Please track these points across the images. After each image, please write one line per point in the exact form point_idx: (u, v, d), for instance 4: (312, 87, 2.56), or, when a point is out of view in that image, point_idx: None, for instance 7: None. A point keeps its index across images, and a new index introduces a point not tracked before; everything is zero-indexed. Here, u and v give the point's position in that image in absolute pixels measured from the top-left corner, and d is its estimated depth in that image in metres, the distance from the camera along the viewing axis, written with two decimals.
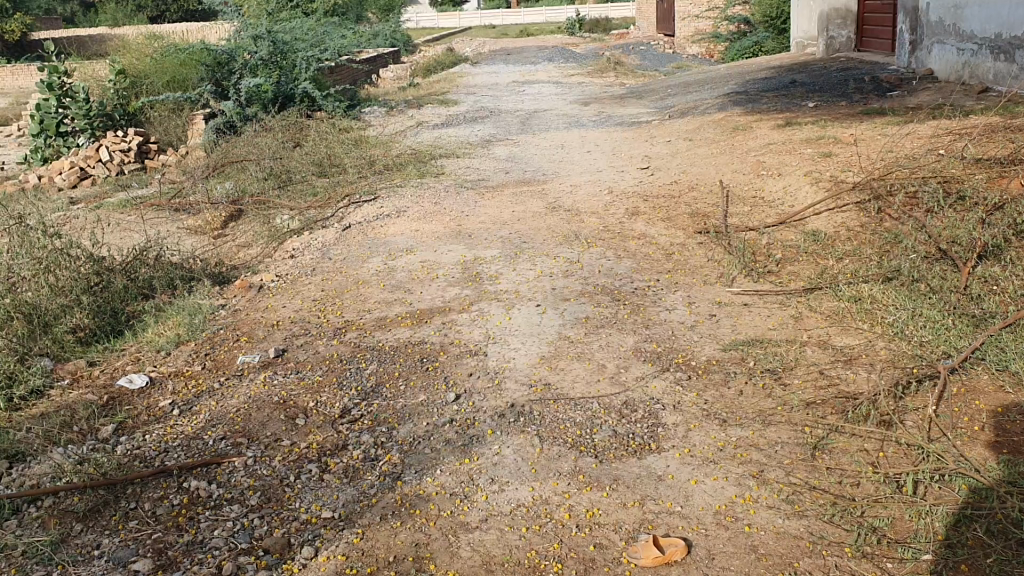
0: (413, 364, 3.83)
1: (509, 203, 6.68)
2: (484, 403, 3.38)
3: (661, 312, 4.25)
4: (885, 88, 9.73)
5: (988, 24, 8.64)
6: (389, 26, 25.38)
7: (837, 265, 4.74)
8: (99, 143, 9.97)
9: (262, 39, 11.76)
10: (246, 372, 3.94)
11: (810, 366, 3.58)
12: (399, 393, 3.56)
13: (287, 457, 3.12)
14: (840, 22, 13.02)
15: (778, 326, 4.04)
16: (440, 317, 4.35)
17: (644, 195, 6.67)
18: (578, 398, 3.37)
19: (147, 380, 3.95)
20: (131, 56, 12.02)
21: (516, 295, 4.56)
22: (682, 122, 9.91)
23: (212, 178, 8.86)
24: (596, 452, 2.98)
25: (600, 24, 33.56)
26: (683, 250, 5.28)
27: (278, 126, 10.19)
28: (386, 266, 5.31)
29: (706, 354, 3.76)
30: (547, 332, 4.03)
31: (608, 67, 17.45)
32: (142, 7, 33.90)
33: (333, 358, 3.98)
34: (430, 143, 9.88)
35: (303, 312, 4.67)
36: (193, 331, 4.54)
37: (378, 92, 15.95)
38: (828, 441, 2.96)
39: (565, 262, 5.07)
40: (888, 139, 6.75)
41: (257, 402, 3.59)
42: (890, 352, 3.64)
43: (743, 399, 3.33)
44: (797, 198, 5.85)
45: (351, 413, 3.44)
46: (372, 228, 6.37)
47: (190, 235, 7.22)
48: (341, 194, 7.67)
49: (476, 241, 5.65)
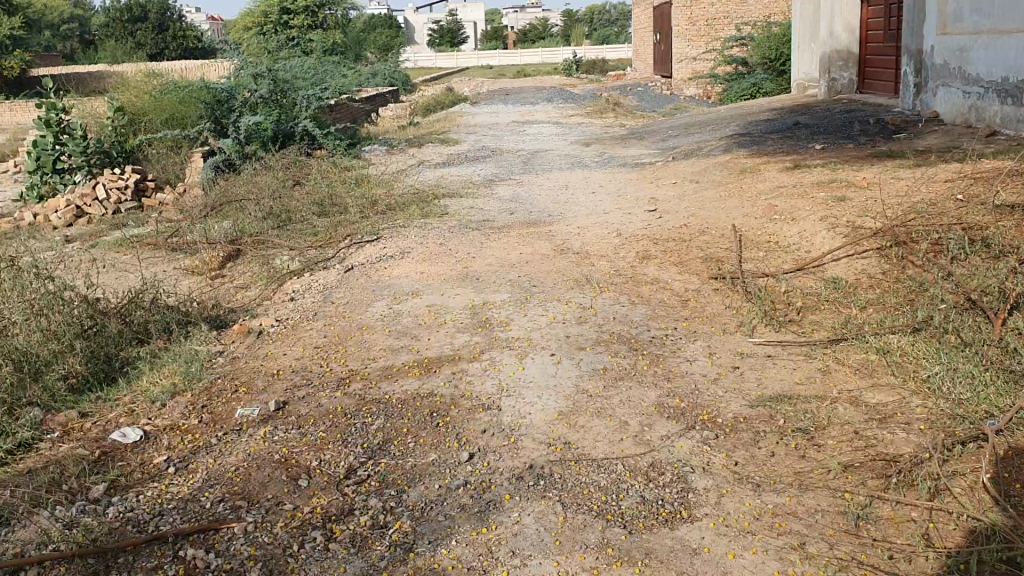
0: (423, 419, 3.62)
1: (516, 245, 6.51)
2: (501, 464, 3.18)
3: (681, 364, 4.05)
4: (891, 131, 9.62)
5: (995, 68, 8.54)
6: (389, 65, 25.42)
7: (861, 314, 4.55)
8: (97, 181, 9.88)
9: (263, 78, 11.60)
10: (246, 427, 3.72)
11: (845, 426, 3.38)
12: (409, 452, 3.36)
13: (290, 524, 2.91)
14: (842, 64, 12.89)
15: (805, 380, 3.85)
16: (450, 367, 4.15)
17: (654, 238, 6.51)
18: (601, 458, 3.17)
19: (141, 434, 3.74)
20: (131, 93, 11.92)
21: (528, 343, 4.36)
22: (687, 163, 9.78)
23: (210, 217, 8.69)
24: (623, 522, 2.77)
25: (598, 65, 33.77)
26: (699, 297, 5.10)
27: (279, 164, 10.04)
28: (391, 310, 5.12)
29: (733, 410, 3.56)
30: (563, 384, 3.83)
31: (607, 108, 17.39)
32: (141, 45, 34.02)
33: (338, 412, 3.77)
34: (432, 182, 9.74)
35: (305, 360, 4.46)
36: (189, 381, 4.33)
37: (379, 130, 15.88)
38: (871, 509, 2.77)
39: (578, 307, 4.89)
40: (903, 183, 6.60)
41: (257, 460, 3.38)
42: (928, 409, 3.45)
43: (776, 461, 3.13)
44: (814, 243, 5.69)
45: (357, 474, 3.23)
46: (375, 270, 6.18)
47: (188, 276, 7.04)
48: (342, 235, 7.51)
49: (484, 285, 5.46)
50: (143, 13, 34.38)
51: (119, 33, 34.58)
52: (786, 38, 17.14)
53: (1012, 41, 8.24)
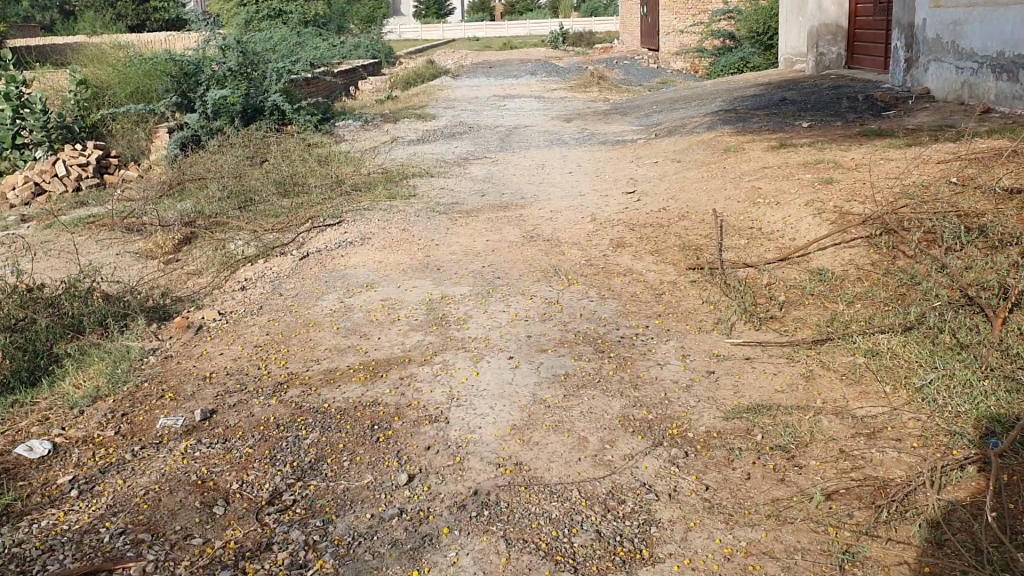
0: (362, 432, 3.26)
1: (484, 230, 6.15)
2: (443, 489, 2.82)
3: (650, 369, 3.68)
4: (880, 108, 9.26)
5: (989, 42, 8.18)
6: (371, 37, 24.80)
7: (849, 311, 4.21)
8: (56, 157, 9.37)
9: (230, 50, 11.10)
10: (165, 440, 3.35)
11: (829, 443, 3.03)
12: (342, 473, 2.99)
13: (195, 562, 2.54)
14: (831, 38, 12.48)
15: (787, 388, 3.49)
16: (398, 370, 3.79)
17: (630, 223, 6.15)
18: (555, 484, 2.81)
19: (50, 447, 3.35)
20: (95, 65, 11.45)
21: (485, 344, 3.99)
22: (670, 141, 9.39)
23: (167, 198, 8.27)
24: (575, 564, 2.42)
25: (584, 37, 33.21)
26: (675, 289, 4.75)
27: (243, 140, 9.61)
28: (343, 305, 4.76)
29: (705, 423, 3.21)
30: (519, 393, 3.46)
31: (591, 82, 16.95)
32: (121, 16, 33.31)
33: (269, 424, 3.39)
34: (405, 161, 9.34)
35: (242, 361, 4.09)
36: (113, 385, 3.92)
37: (355, 104, 15.45)
38: (857, 549, 2.43)
39: (542, 302, 4.53)
40: (894, 165, 6.24)
41: (170, 482, 3.01)
42: (922, 424, 3.10)
43: (752, 486, 2.78)
44: (799, 230, 5.33)
45: (281, 498, 2.87)
46: (332, 258, 5.80)
47: (139, 261, 6.62)
48: (303, 218, 7.11)
49: (445, 276, 5.10)
50: None
51: (98, 6, 33.74)
52: (773, 12, 16.72)
53: (1009, 14, 7.87)
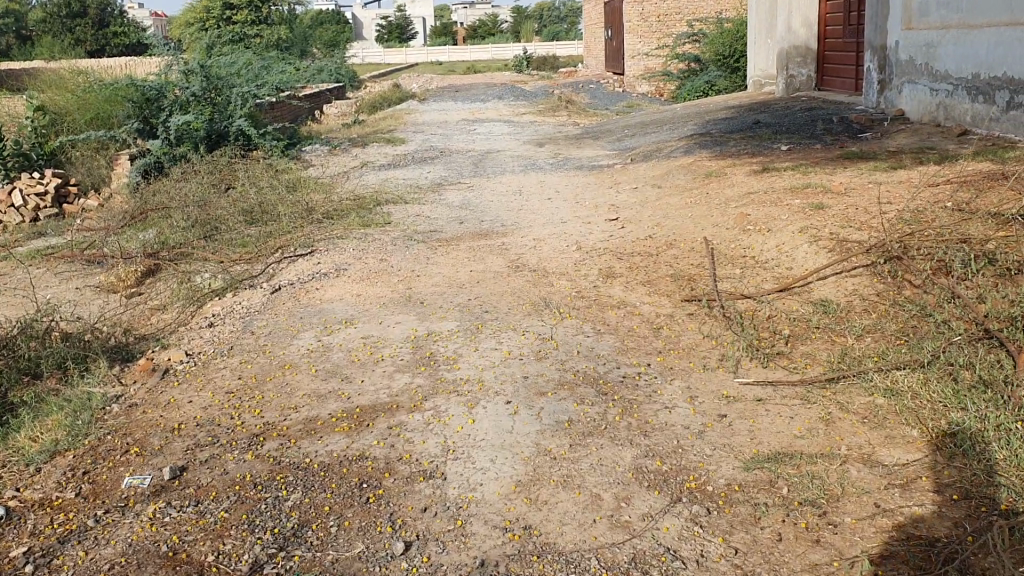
0: (349, 492, 2.97)
1: (466, 260, 5.88)
2: (444, 559, 2.55)
3: (659, 414, 3.43)
4: (856, 130, 9.15)
5: (964, 64, 8.07)
6: (336, 62, 24.51)
7: (859, 346, 3.98)
8: (13, 186, 8.97)
9: (194, 74, 10.78)
10: (132, 502, 3.03)
11: (862, 496, 2.79)
12: (331, 540, 2.70)
13: None
14: (800, 60, 12.37)
15: (807, 433, 3.25)
16: (385, 419, 3.50)
17: (617, 252, 5.92)
18: (570, 552, 2.55)
19: (2, 513, 3.02)
20: (53, 90, 11.05)
21: (479, 387, 3.72)
22: (647, 166, 9.20)
23: (130, 228, 7.92)
24: None
25: (548, 61, 33.12)
26: (673, 323, 4.51)
27: (208, 167, 9.28)
28: (320, 344, 4.46)
29: (725, 476, 2.95)
30: (520, 444, 3.19)
31: (559, 107, 16.76)
32: (81, 41, 32.73)
33: (246, 483, 3.09)
34: (375, 187, 9.05)
35: (214, 409, 3.77)
36: (74, 438, 3.59)
37: (323, 129, 15.16)
38: None
39: (536, 338, 4.26)
40: (882, 189, 6.08)
41: (138, 554, 2.69)
42: (959, 474, 2.86)
43: (786, 549, 2.53)
44: (796, 258, 5.13)
45: (262, 573, 2.57)
46: (306, 292, 5.50)
47: (100, 296, 6.26)
48: (273, 249, 6.79)
49: (428, 311, 4.82)
50: (81, 8, 33.19)
51: (57, 30, 33.10)
52: (740, 34, 16.64)
53: (983, 36, 7.76)
